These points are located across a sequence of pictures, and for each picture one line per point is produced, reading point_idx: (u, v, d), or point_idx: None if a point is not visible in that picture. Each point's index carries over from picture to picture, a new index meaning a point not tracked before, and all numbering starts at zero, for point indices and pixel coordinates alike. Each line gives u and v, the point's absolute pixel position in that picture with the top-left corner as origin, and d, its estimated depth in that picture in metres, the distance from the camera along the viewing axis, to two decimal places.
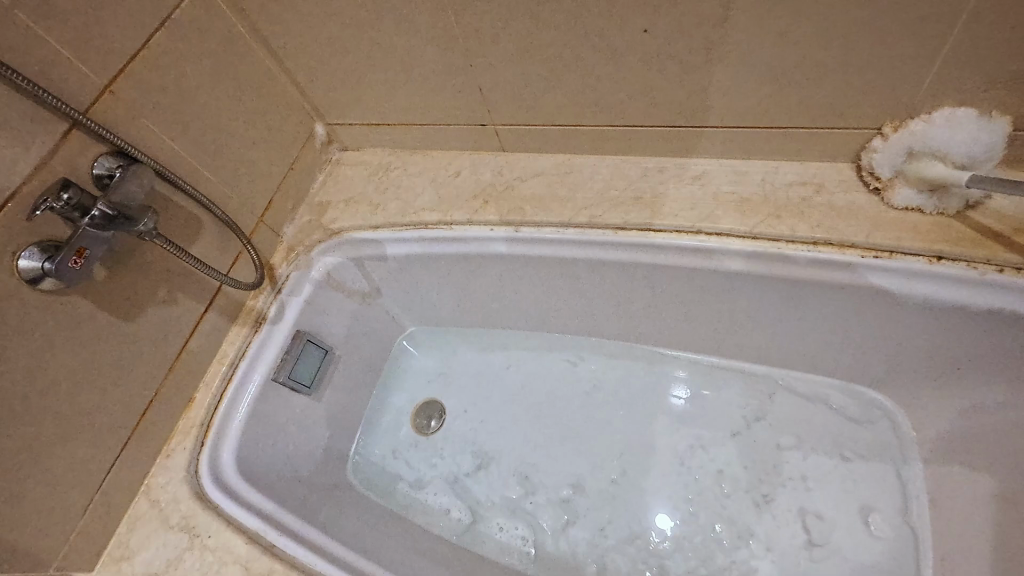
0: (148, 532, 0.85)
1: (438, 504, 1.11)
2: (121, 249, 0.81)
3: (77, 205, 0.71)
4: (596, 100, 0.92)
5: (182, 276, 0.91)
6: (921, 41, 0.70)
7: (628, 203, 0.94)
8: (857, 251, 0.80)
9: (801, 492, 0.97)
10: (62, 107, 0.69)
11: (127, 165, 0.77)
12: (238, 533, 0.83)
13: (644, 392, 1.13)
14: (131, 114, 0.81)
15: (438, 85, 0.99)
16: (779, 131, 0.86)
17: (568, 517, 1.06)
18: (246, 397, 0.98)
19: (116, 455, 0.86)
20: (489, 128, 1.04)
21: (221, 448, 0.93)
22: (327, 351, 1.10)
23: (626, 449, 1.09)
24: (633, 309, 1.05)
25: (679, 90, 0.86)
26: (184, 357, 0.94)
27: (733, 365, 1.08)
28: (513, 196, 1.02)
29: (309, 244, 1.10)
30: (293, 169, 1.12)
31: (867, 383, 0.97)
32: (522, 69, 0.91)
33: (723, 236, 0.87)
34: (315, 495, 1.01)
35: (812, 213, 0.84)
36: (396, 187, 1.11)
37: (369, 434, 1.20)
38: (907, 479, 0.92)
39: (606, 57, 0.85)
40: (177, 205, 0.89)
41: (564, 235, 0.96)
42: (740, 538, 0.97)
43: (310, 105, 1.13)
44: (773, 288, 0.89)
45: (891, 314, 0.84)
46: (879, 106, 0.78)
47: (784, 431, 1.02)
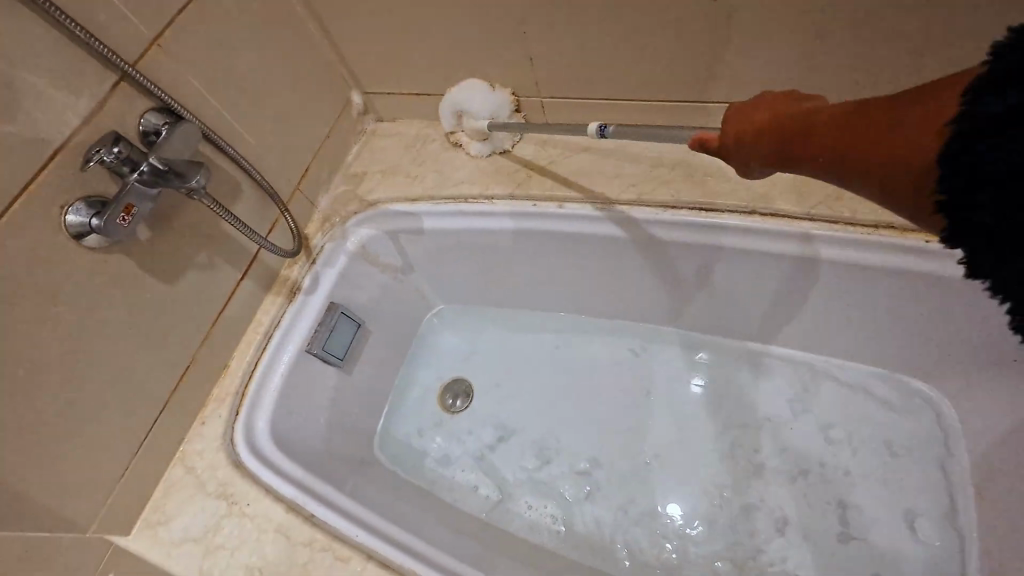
0: (185, 498, 0.84)
1: (467, 481, 1.11)
2: (164, 210, 0.79)
3: (127, 160, 0.68)
4: (650, 74, 0.89)
5: (222, 241, 0.89)
6: (1007, 16, 0.67)
7: (679, 180, 0.91)
8: (920, 235, 0.78)
9: (839, 483, 0.96)
10: (111, 57, 0.67)
11: (174, 122, 0.75)
12: (278, 502, 0.82)
13: (677, 377, 1.11)
14: (176, 71, 0.79)
15: (484, 53, 0.96)
16: None
17: (590, 492, 1.06)
18: (281, 367, 0.97)
19: (154, 419, 0.85)
20: (533, 100, 1.01)
21: (257, 416, 0.92)
22: (360, 324, 1.09)
23: (660, 434, 1.08)
24: (673, 291, 1.03)
25: (739, 65, 0.83)
26: (221, 324, 0.93)
27: (771, 351, 1.06)
28: (557, 171, 0.99)
29: (345, 215, 1.08)
30: (330, 138, 1.10)
31: (912, 373, 0.95)
32: (574, 38, 0.88)
33: (777, 217, 0.85)
34: (347, 467, 1.00)
35: (872, 196, 0.82)
36: (434, 159, 1.09)
37: (396, 410, 1.19)
38: (951, 471, 0.91)
39: (664, 27, 0.82)
40: (219, 168, 0.87)
41: (610, 211, 0.93)
42: (774, 527, 0.96)
43: (347, 72, 1.10)
44: (825, 272, 0.87)
45: (948, 302, 0.82)
46: None
47: (823, 420, 1.01)
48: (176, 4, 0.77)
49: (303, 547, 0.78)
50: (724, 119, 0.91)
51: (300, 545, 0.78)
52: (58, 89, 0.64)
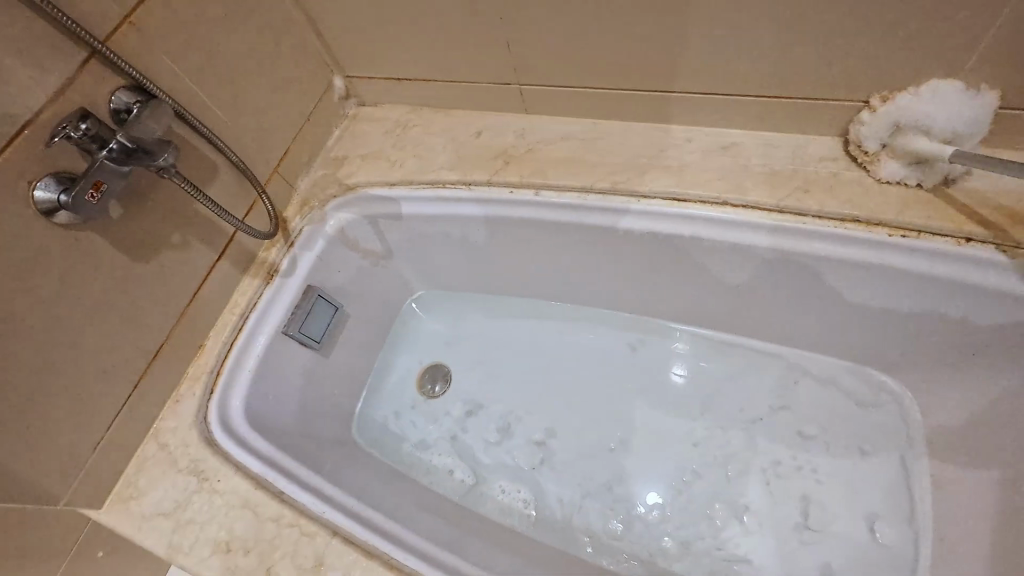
0: (157, 473, 0.86)
1: (442, 465, 1.12)
2: (136, 188, 0.79)
3: (95, 137, 0.69)
4: (627, 63, 0.89)
5: (197, 221, 0.90)
6: (972, 13, 0.67)
7: (653, 171, 0.92)
8: (885, 230, 0.80)
9: (803, 473, 0.98)
10: (80, 33, 0.66)
11: (145, 101, 0.75)
12: (247, 479, 0.83)
13: (650, 365, 1.13)
14: (149, 50, 0.79)
15: (464, 38, 0.96)
16: (812, 104, 0.84)
17: (545, 460, 1.10)
18: (257, 348, 0.98)
19: (127, 396, 0.86)
20: (513, 87, 1.01)
21: (232, 395, 0.93)
22: (337, 307, 1.10)
23: (632, 422, 1.10)
24: (646, 280, 1.04)
25: (713, 57, 0.84)
26: (197, 304, 0.94)
27: (743, 343, 1.08)
28: (534, 159, 1.00)
29: (324, 199, 1.08)
30: (310, 121, 1.10)
31: (878, 366, 0.97)
32: (551, 26, 0.88)
33: (748, 209, 0.86)
34: (322, 448, 1.02)
35: (841, 190, 0.83)
36: (414, 144, 1.09)
37: (374, 393, 1.20)
38: (912, 463, 0.93)
39: (639, 17, 0.82)
40: (194, 148, 0.87)
41: (585, 200, 0.94)
42: (737, 515, 0.98)
43: (329, 55, 1.10)
44: (793, 265, 0.88)
45: (914, 297, 0.84)
46: (920, 82, 0.76)
47: (791, 411, 1.03)
48: None
49: (271, 523, 0.79)
50: (698, 110, 0.92)
51: (267, 521, 0.79)
52: (26, 64, 0.65)
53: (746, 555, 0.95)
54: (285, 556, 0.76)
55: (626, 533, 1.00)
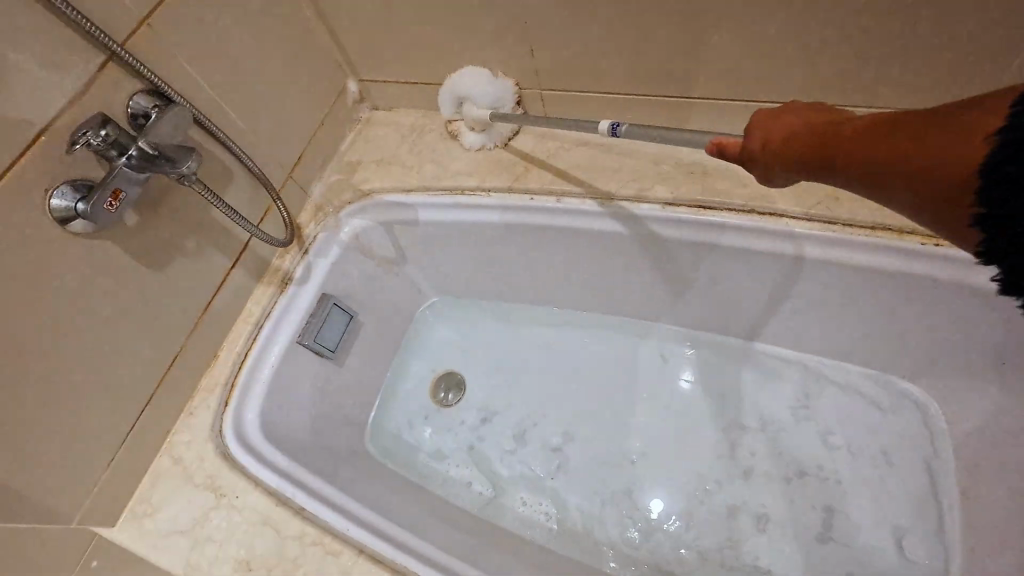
0: (172, 489, 0.83)
1: (460, 475, 1.10)
2: (153, 195, 0.77)
3: (115, 143, 0.67)
4: (653, 69, 0.88)
5: (213, 229, 0.87)
6: (1011, 21, 0.66)
7: (678, 178, 0.91)
8: (916, 238, 0.79)
9: (829, 482, 0.97)
10: (101, 36, 0.64)
11: (164, 106, 0.73)
12: (266, 495, 0.81)
13: (669, 372, 1.12)
14: (167, 53, 0.76)
15: (484, 42, 0.94)
16: (841, 111, 0.83)
17: (564, 469, 1.08)
18: (272, 358, 0.95)
19: (140, 409, 0.83)
20: (533, 92, 0.99)
21: (247, 407, 0.91)
22: (352, 316, 1.07)
23: (653, 432, 1.08)
24: (668, 288, 1.03)
25: (741, 63, 0.83)
26: (211, 313, 0.91)
27: (763, 350, 1.07)
28: (555, 165, 0.98)
29: (339, 204, 1.06)
30: (324, 126, 1.08)
31: (902, 374, 0.96)
32: (576, 31, 0.87)
33: (776, 217, 0.85)
34: (338, 461, 1.00)
35: (870, 198, 0.82)
36: (431, 150, 1.07)
37: (388, 402, 1.18)
38: (939, 472, 0.92)
39: (668, 22, 0.81)
40: (210, 154, 0.85)
41: (608, 207, 0.93)
42: (762, 526, 0.97)
43: (343, 58, 1.08)
44: (821, 273, 0.87)
45: (945, 306, 0.83)
46: (953, 91, 0.75)
47: (814, 419, 1.02)
48: None
49: (293, 541, 0.77)
50: (723, 117, 0.91)
51: (289, 539, 0.77)
52: (44, 67, 0.62)
53: (770, 567, 0.94)
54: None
55: (644, 542, 0.99)
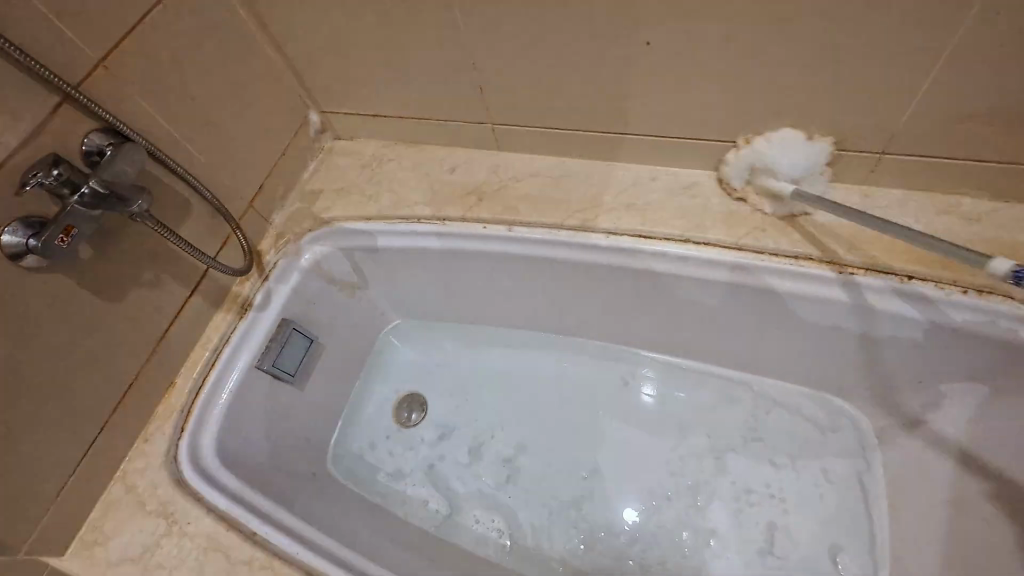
0: (124, 517, 0.84)
1: (418, 496, 1.12)
2: (107, 228, 0.79)
3: (67, 182, 0.69)
4: (595, 107, 0.94)
5: (169, 259, 0.90)
6: (905, 73, 0.73)
7: (621, 209, 0.96)
8: (836, 267, 0.84)
9: (769, 496, 1.02)
10: (55, 81, 0.67)
11: (118, 144, 0.75)
12: (218, 521, 0.82)
13: (622, 392, 1.16)
14: (124, 93, 0.79)
15: (437, 80, 0.99)
16: (767, 149, 0.89)
17: (519, 488, 1.11)
18: (228, 385, 0.97)
19: (93, 438, 0.84)
20: (486, 126, 1.04)
21: (202, 433, 0.92)
22: (312, 340, 1.10)
23: (605, 449, 1.12)
24: (616, 311, 1.07)
25: (674, 104, 0.88)
26: (167, 341, 0.93)
27: (709, 369, 1.12)
28: (507, 195, 1.03)
29: (299, 232, 1.09)
30: (285, 156, 1.11)
31: (836, 392, 1.02)
32: (522, 72, 0.92)
33: (710, 246, 0.90)
34: (295, 484, 1.01)
35: (796, 229, 0.88)
36: (390, 179, 1.11)
37: (350, 424, 1.20)
38: (869, 485, 0.97)
39: (605, 66, 0.86)
40: (166, 187, 0.87)
41: (556, 236, 0.97)
42: (705, 539, 1.01)
43: (304, 92, 1.11)
44: (754, 298, 0.92)
45: (866, 329, 0.88)
46: (864, 132, 0.82)
47: (755, 435, 1.06)
48: (122, 26, 0.77)
49: (243, 566, 0.78)
50: (662, 151, 0.96)
51: (239, 564, 0.79)
52: None
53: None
54: None
55: (587, 553, 1.03)
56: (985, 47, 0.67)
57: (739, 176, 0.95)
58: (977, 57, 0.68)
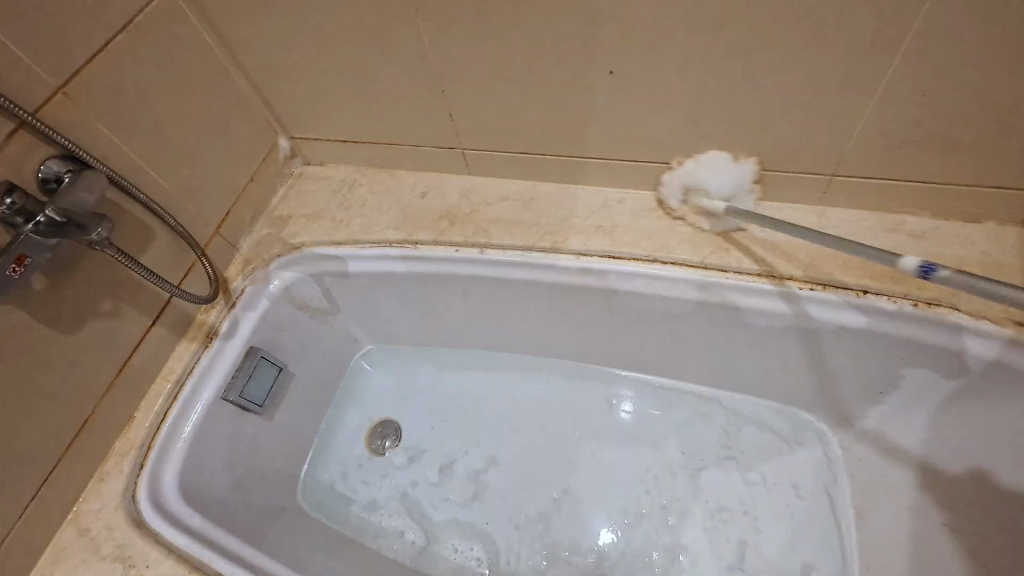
0: (76, 563, 0.79)
1: (392, 526, 1.09)
2: (64, 258, 0.76)
3: (20, 211, 0.66)
4: (563, 133, 0.96)
5: (130, 288, 0.87)
6: (848, 101, 0.78)
7: (590, 230, 0.98)
8: (796, 283, 0.88)
9: (743, 510, 1.03)
10: (12, 108, 0.65)
11: (77, 171, 0.74)
12: (180, 562, 0.78)
13: (595, 411, 1.17)
14: (85, 119, 0.78)
15: (408, 105, 1.00)
16: (726, 172, 0.94)
17: (496, 513, 1.09)
18: (192, 417, 0.93)
19: (43, 479, 0.80)
20: (457, 151, 1.06)
21: (164, 469, 0.88)
22: (281, 368, 1.07)
23: (581, 470, 1.12)
24: (588, 331, 1.09)
25: (639, 131, 0.92)
26: (126, 374, 0.89)
27: (680, 386, 1.13)
28: (479, 218, 1.04)
29: (267, 258, 1.07)
30: (253, 182, 1.10)
31: (801, 405, 1.05)
32: (491, 99, 0.94)
33: (677, 266, 0.93)
34: (263, 520, 0.97)
35: (756, 248, 0.91)
36: (361, 204, 1.11)
37: (320, 454, 1.16)
38: (837, 496, 1.00)
39: (571, 94, 0.90)
40: (128, 214, 0.85)
41: (527, 258, 0.99)
42: (681, 557, 1.01)
43: (273, 117, 1.11)
44: (721, 314, 0.95)
45: (827, 342, 0.92)
46: (815, 155, 0.87)
47: (727, 450, 1.08)
48: (85, 52, 0.76)
49: None
50: (628, 174, 1.00)
51: None
52: None
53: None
54: None
55: (549, 569, 1.03)
56: (918, 78, 0.73)
57: None
58: (911, 87, 0.74)
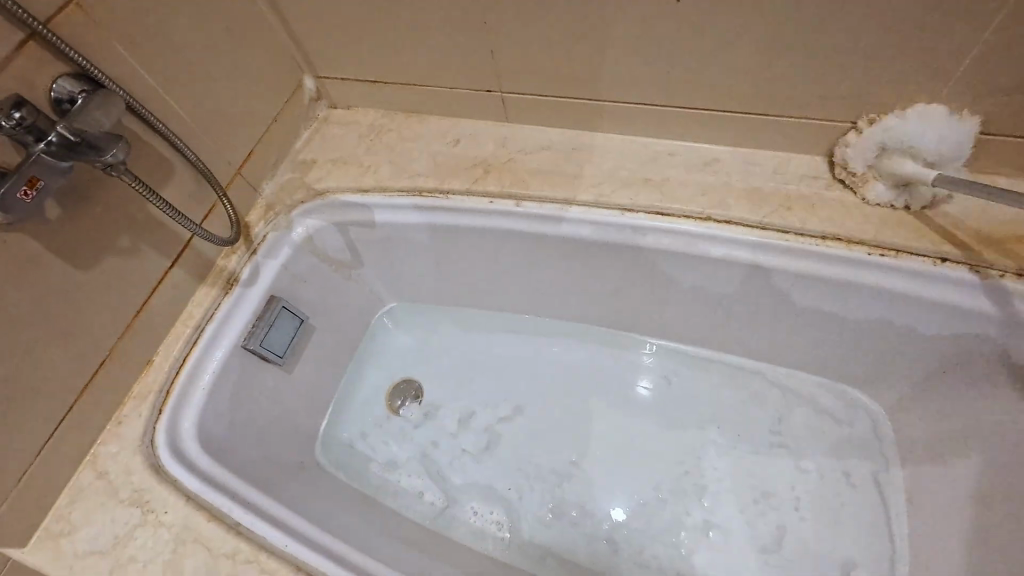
0: (94, 505, 0.77)
1: (413, 487, 1.06)
2: (78, 186, 0.71)
3: (30, 128, 0.61)
4: (613, 75, 0.88)
5: (149, 225, 0.82)
6: (949, 41, 0.68)
7: (637, 184, 0.91)
8: (865, 248, 0.80)
9: (783, 489, 0.98)
10: (21, 14, 0.59)
11: (92, 91, 0.68)
12: (199, 510, 0.76)
13: (624, 378, 1.11)
14: (99, 37, 0.72)
15: (444, 41, 0.92)
16: (792, 124, 0.85)
17: (520, 479, 1.06)
18: (211, 364, 0.90)
19: (61, 417, 0.77)
20: (495, 95, 0.98)
21: (182, 415, 0.85)
22: (303, 320, 1.03)
23: (609, 439, 1.07)
24: (625, 295, 1.02)
25: (699, 74, 0.83)
26: (145, 315, 0.85)
27: (718, 357, 1.07)
28: (516, 168, 0.97)
29: (290, 204, 1.02)
30: (277, 122, 1.04)
31: (851, 382, 0.98)
32: (535, 35, 0.86)
33: (733, 225, 0.85)
34: (281, 473, 0.94)
35: (822, 209, 0.83)
36: (389, 150, 1.04)
37: (340, 411, 1.13)
38: (884, 481, 0.94)
39: (627, 30, 0.81)
40: (148, 145, 0.80)
41: (566, 212, 0.92)
42: (711, 532, 0.97)
43: (299, 53, 1.04)
44: (776, 280, 0.88)
45: (891, 316, 0.85)
46: (898, 107, 0.77)
47: (766, 426, 1.03)
48: None
49: (226, 560, 0.72)
50: (681, 125, 0.91)
51: (223, 557, 0.72)
52: None
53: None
54: None
55: (554, 522, 1.01)
56: None
57: (762, 153, 0.90)
58: None
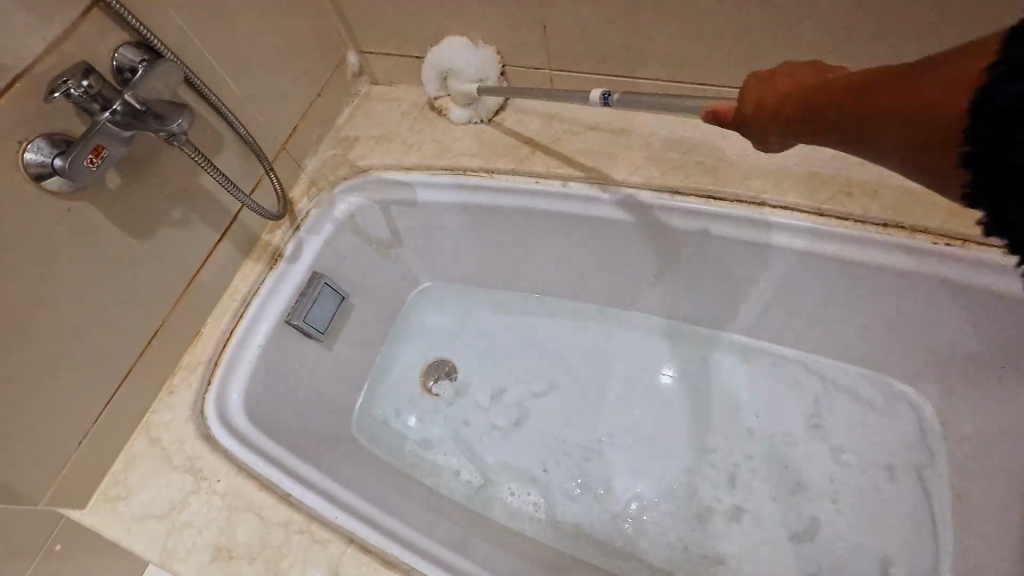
0: (149, 471, 0.79)
1: (449, 465, 1.07)
2: (136, 156, 0.72)
3: (97, 96, 0.62)
4: (668, 53, 0.85)
5: (200, 198, 0.82)
6: None
7: (688, 167, 0.89)
8: (926, 237, 0.78)
9: (822, 480, 0.97)
10: None
11: (153, 60, 0.67)
12: (249, 479, 0.77)
13: (661, 364, 1.10)
14: (157, 6, 0.71)
15: (494, 16, 0.90)
16: None
17: (555, 460, 1.06)
18: (257, 338, 0.91)
19: (117, 385, 0.79)
20: (542, 72, 0.96)
21: (230, 387, 0.87)
22: (343, 297, 1.03)
23: (644, 424, 1.07)
24: (667, 280, 1.01)
25: (759, 53, 0.80)
26: (195, 287, 0.86)
27: (759, 346, 1.06)
28: (562, 148, 0.95)
29: (333, 180, 1.02)
30: (321, 97, 1.03)
31: (898, 375, 0.96)
32: (590, 11, 0.84)
33: (787, 211, 0.83)
34: (323, 446, 0.96)
35: (882, 196, 0.81)
36: (432, 128, 1.03)
37: (376, 388, 1.14)
38: (929, 476, 0.93)
39: (687, 5, 0.78)
40: (200, 117, 0.80)
41: (614, 194, 0.90)
42: (748, 520, 0.97)
43: (343, 28, 1.03)
44: (829, 268, 0.86)
45: (949, 309, 0.82)
46: None
47: (807, 416, 1.01)
48: None
49: (277, 528, 0.73)
50: None
51: (274, 526, 0.73)
52: (22, 7, 0.57)
53: (732, 562, 0.94)
54: (295, 564, 0.71)
55: (581, 497, 1.03)
56: None
57: None
58: None
